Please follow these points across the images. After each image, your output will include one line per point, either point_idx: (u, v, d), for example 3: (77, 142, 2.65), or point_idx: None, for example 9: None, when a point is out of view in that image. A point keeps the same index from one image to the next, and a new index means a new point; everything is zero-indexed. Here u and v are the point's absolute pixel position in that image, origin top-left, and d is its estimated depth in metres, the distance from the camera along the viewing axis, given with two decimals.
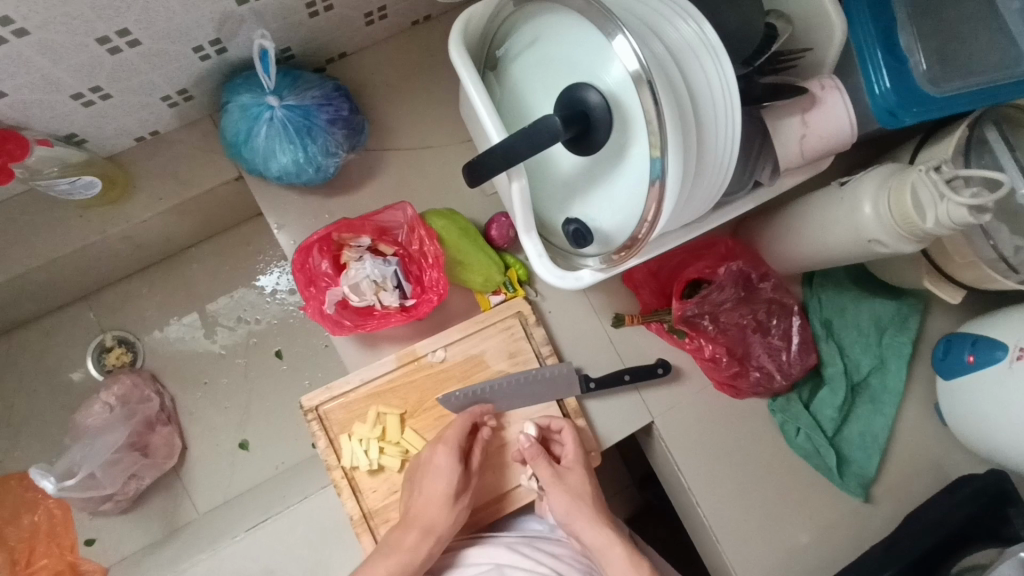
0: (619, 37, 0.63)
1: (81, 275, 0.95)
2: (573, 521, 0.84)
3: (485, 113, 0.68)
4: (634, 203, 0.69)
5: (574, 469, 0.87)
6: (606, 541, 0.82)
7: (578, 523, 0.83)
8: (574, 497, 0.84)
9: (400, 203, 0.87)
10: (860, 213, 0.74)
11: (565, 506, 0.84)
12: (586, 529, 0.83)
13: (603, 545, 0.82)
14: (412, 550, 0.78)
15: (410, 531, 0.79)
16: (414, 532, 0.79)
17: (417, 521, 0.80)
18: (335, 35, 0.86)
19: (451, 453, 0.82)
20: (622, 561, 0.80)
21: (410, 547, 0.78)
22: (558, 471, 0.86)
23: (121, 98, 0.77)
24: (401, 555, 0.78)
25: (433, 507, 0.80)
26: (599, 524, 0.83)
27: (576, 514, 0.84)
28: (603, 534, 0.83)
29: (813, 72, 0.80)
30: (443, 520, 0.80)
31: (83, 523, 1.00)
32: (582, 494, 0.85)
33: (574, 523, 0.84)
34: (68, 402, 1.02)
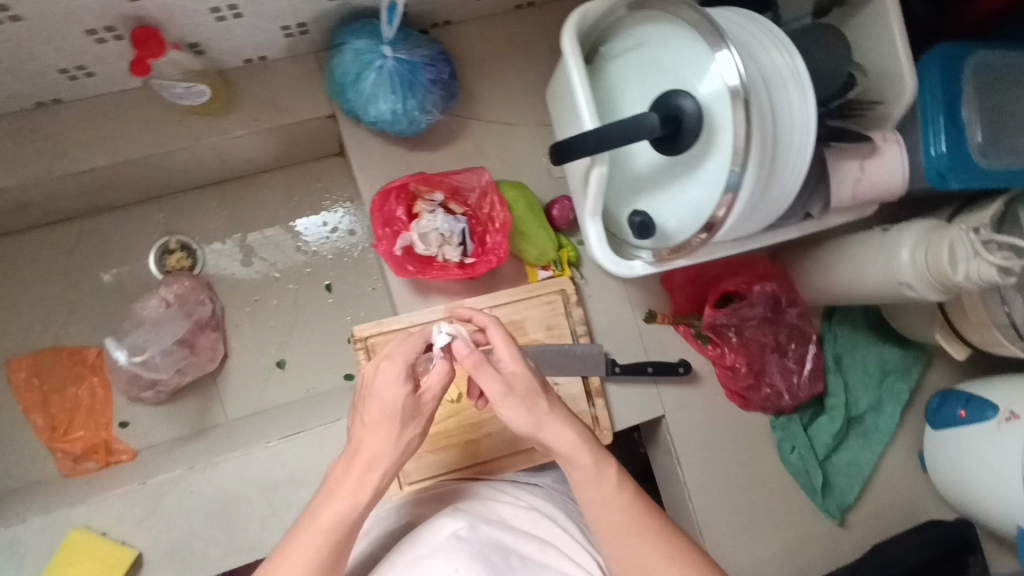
0: (722, 54, 0.69)
1: (164, 176, 1.01)
2: (534, 430, 0.67)
3: (584, 99, 0.76)
4: (702, 208, 0.76)
5: (520, 373, 0.66)
6: (572, 443, 0.67)
7: (539, 429, 0.66)
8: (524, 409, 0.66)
9: (477, 168, 0.94)
10: (897, 258, 0.81)
11: (525, 421, 0.66)
12: (552, 433, 0.67)
13: (552, 440, 0.67)
14: (355, 491, 0.61)
15: (346, 475, 0.62)
16: (352, 477, 0.62)
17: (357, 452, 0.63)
18: (448, 2, 0.92)
19: (398, 373, 0.63)
20: (587, 468, 0.67)
21: (359, 484, 0.62)
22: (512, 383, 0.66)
23: (250, 20, 0.83)
24: (350, 491, 0.61)
25: (375, 431, 0.63)
26: (565, 425, 0.68)
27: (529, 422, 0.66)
28: (572, 434, 0.68)
29: (876, 125, 0.87)
30: (383, 455, 0.63)
31: (121, 407, 1.04)
32: (537, 397, 0.67)
33: (541, 431, 0.67)
34: (124, 292, 1.07)
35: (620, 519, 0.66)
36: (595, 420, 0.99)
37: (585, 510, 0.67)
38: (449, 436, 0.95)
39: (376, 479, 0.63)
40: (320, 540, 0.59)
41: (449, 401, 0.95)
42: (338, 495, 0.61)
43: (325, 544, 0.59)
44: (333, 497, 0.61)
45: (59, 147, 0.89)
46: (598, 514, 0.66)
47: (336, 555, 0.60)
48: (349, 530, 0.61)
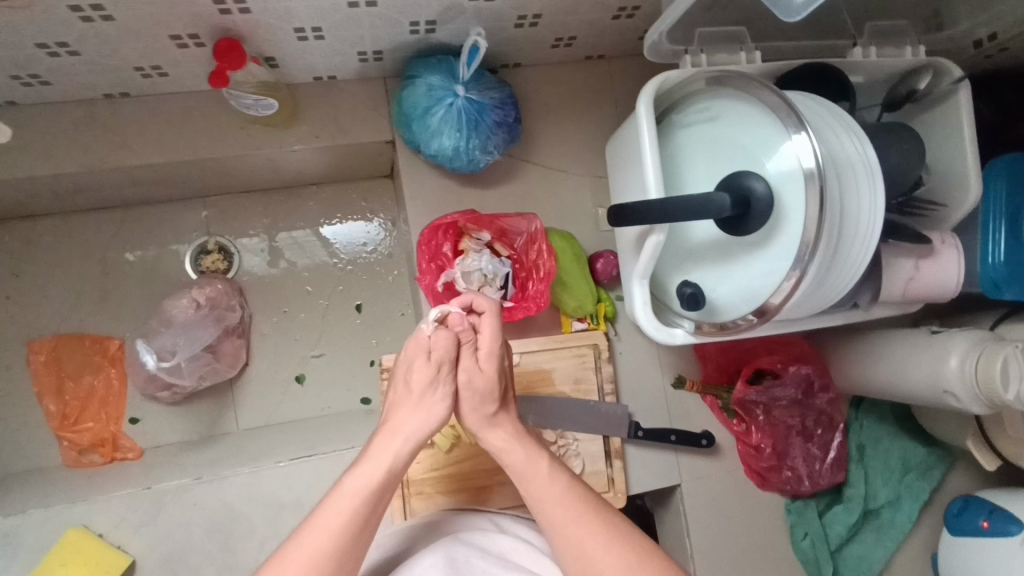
0: (799, 142, 0.69)
1: (214, 178, 1.01)
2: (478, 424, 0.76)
3: (652, 166, 0.75)
4: (756, 290, 0.75)
5: (488, 372, 0.73)
6: (504, 441, 0.75)
7: (477, 423, 0.76)
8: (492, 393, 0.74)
9: (529, 214, 0.93)
10: (944, 363, 0.80)
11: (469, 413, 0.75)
12: (490, 430, 0.76)
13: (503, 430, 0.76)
14: (384, 458, 0.69)
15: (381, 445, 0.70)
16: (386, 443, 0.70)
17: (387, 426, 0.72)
18: (523, 47, 0.93)
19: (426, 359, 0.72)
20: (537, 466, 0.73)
21: (387, 450, 0.70)
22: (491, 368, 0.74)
23: (330, 43, 0.83)
24: (378, 458, 0.69)
25: (402, 410, 0.73)
26: (501, 422, 0.76)
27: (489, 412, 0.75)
28: (505, 431, 0.76)
29: (935, 226, 0.87)
30: (411, 425, 0.72)
31: (133, 402, 1.03)
32: (488, 396, 0.74)
33: (480, 425, 0.76)
34: (155, 287, 1.06)
35: (568, 507, 0.70)
36: (610, 481, 0.97)
37: (535, 499, 0.72)
38: (461, 479, 0.92)
39: (401, 443, 0.71)
40: (353, 500, 0.66)
41: (467, 443, 0.93)
42: (364, 463, 0.69)
43: (354, 506, 0.66)
44: (363, 464, 0.69)
45: (120, 140, 0.89)
46: (549, 502, 0.71)
47: (364, 517, 0.66)
48: (377, 495, 0.67)
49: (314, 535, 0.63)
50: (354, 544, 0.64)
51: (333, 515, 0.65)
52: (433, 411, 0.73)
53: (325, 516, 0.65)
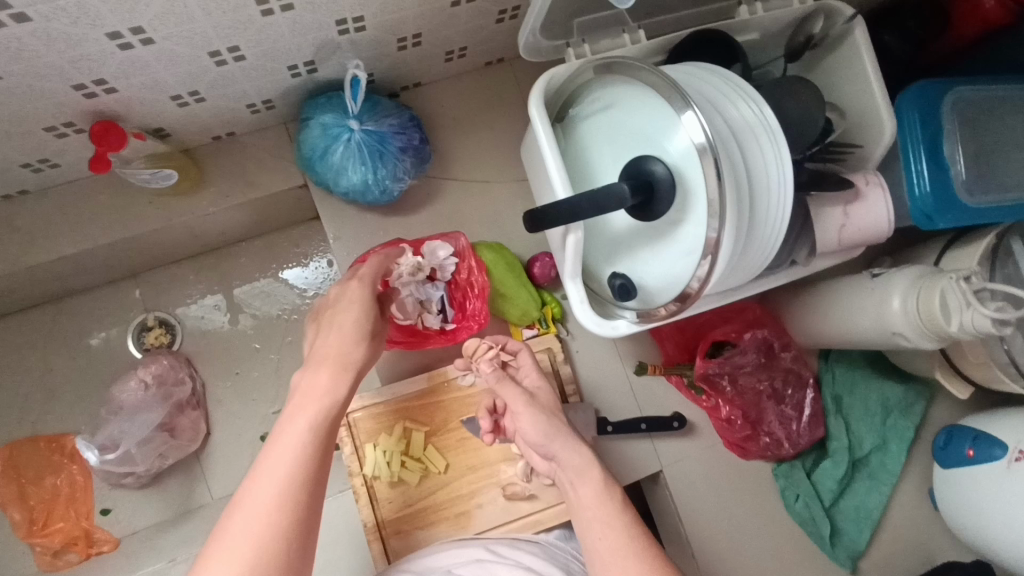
0: (687, 115, 0.67)
1: (137, 255, 1.00)
2: (550, 441, 0.77)
3: (554, 168, 0.74)
4: (681, 270, 0.73)
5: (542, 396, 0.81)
6: (581, 462, 0.74)
7: (551, 440, 0.76)
8: (538, 419, 0.78)
9: (453, 232, 0.92)
10: (888, 306, 0.79)
11: (541, 428, 0.77)
12: (563, 448, 0.76)
13: (568, 459, 0.75)
14: (329, 390, 0.65)
15: (322, 371, 0.66)
16: (325, 373, 0.66)
17: (320, 361, 0.68)
18: (415, 67, 0.92)
19: (368, 291, 0.75)
20: (591, 490, 0.72)
21: (329, 383, 0.66)
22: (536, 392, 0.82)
23: (214, 102, 0.82)
24: (316, 400, 0.64)
25: (342, 339, 0.70)
26: (579, 444, 0.76)
27: (547, 435, 0.77)
28: (581, 457, 0.75)
29: (860, 166, 0.85)
30: (356, 356, 0.69)
31: (103, 493, 1.02)
32: (555, 414, 0.79)
33: (552, 444, 0.76)
34: (102, 374, 1.04)
35: (614, 538, 0.68)
36: None
37: (584, 522, 0.71)
38: (438, 510, 0.91)
39: (346, 375, 0.68)
40: (301, 439, 0.61)
41: (437, 473, 0.92)
42: (306, 407, 0.63)
43: (302, 447, 0.60)
44: (307, 399, 0.64)
45: (27, 238, 0.87)
46: (598, 528, 0.69)
47: (318, 453, 0.61)
48: (323, 442, 0.62)
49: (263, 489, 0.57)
50: (306, 503, 0.58)
51: (283, 456, 0.59)
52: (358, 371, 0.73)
53: (269, 467, 0.58)
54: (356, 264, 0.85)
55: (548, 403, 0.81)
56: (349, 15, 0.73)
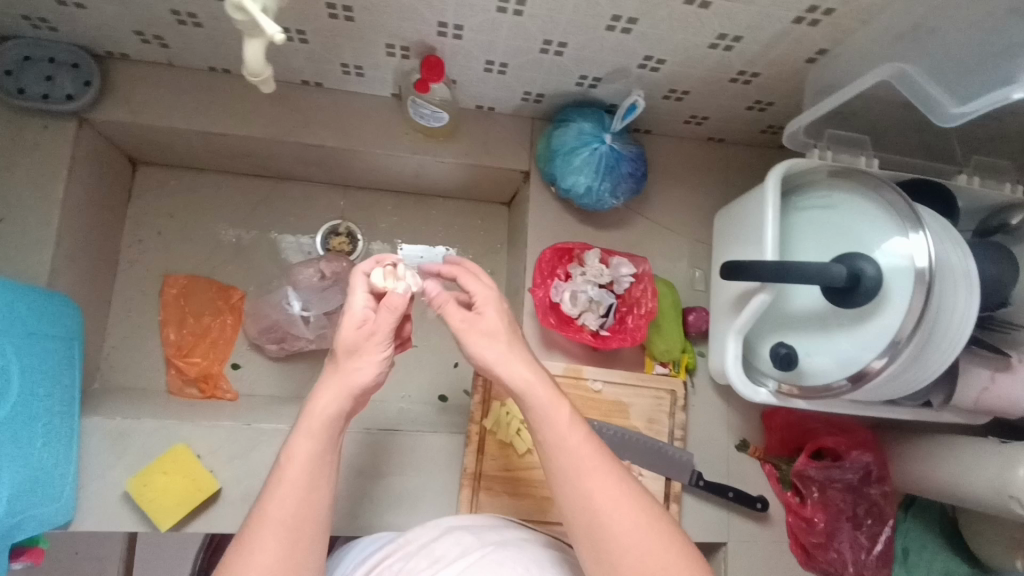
0: (911, 238, 0.78)
1: (364, 171, 1.14)
2: (498, 364, 0.67)
3: (770, 235, 0.86)
4: (847, 362, 0.83)
5: (491, 316, 0.69)
6: (555, 400, 0.65)
7: (500, 363, 0.67)
8: (525, 359, 0.68)
9: (638, 257, 1.04)
10: (1012, 472, 0.85)
11: (487, 348, 0.67)
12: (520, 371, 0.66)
13: (542, 398, 0.65)
14: (317, 456, 0.61)
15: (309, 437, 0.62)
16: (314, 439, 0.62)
17: (307, 419, 0.62)
18: (661, 117, 1.07)
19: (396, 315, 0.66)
20: (576, 442, 0.64)
21: (326, 428, 0.63)
22: (471, 319, 0.69)
23: (508, 79, 0.98)
24: (310, 463, 0.61)
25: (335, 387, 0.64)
26: (528, 361, 0.67)
27: (496, 354, 0.67)
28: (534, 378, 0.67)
29: (1014, 347, 0.93)
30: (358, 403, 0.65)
31: (239, 350, 1.12)
32: (503, 333, 0.69)
33: (498, 366, 0.67)
34: (284, 254, 1.17)
35: (613, 507, 0.60)
36: None
37: (561, 474, 0.63)
38: (529, 485, 0.98)
39: (339, 423, 0.63)
40: (297, 493, 0.60)
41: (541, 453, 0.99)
42: (303, 431, 0.62)
43: (299, 474, 0.60)
44: (300, 449, 0.61)
45: (308, 121, 1.03)
46: (592, 484, 0.61)
47: (313, 494, 0.61)
48: (327, 483, 0.62)
49: (263, 535, 0.57)
50: (318, 538, 0.60)
51: (287, 503, 0.59)
52: (361, 376, 0.64)
53: (275, 512, 0.59)
54: (555, 248, 1.02)
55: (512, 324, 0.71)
56: (655, 56, 0.89)
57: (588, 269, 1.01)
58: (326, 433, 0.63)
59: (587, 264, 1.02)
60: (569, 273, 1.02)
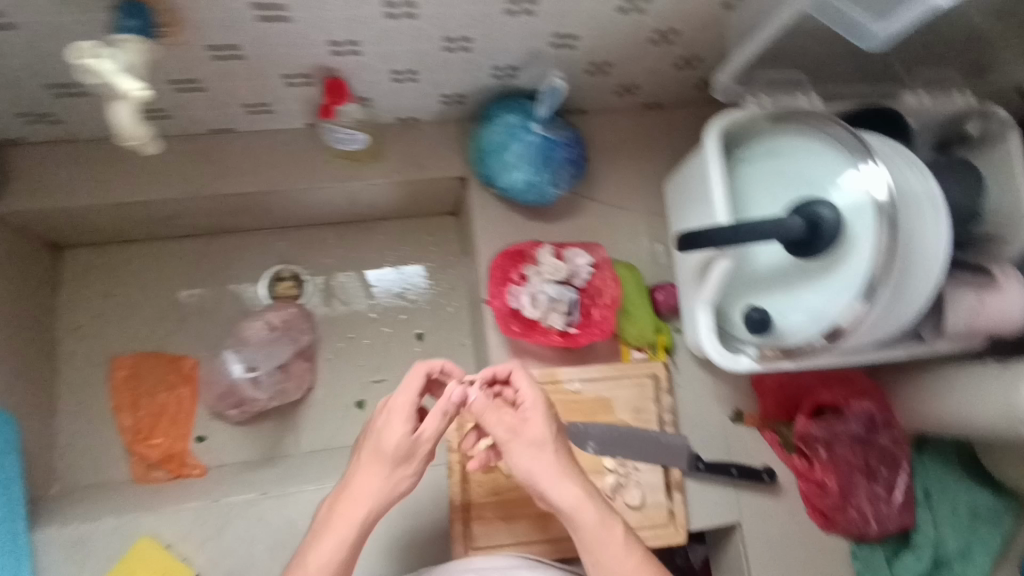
0: (866, 168, 0.74)
1: (296, 209, 1.08)
2: (546, 480, 0.71)
3: (720, 195, 0.81)
4: (824, 315, 0.77)
5: (535, 419, 0.74)
6: (576, 497, 0.71)
7: (541, 480, 0.71)
8: (561, 471, 0.72)
9: (593, 244, 0.99)
10: (1017, 391, 0.81)
11: (528, 466, 0.72)
12: (569, 494, 0.71)
13: (568, 493, 0.71)
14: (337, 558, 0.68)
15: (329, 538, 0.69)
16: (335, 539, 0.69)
17: (336, 519, 0.70)
18: (590, 94, 1.01)
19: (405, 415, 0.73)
20: (617, 540, 0.70)
21: (351, 526, 0.69)
22: (516, 426, 0.74)
23: (420, 85, 0.92)
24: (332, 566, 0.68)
25: (366, 477, 0.72)
26: (569, 477, 0.72)
27: (554, 473, 0.71)
28: (573, 490, 0.71)
29: (995, 259, 0.87)
30: (386, 493, 0.71)
31: (200, 421, 1.05)
32: (545, 445, 0.73)
33: (542, 483, 0.71)
34: (230, 311, 1.11)
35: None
36: (670, 514, 0.97)
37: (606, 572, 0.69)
38: (522, 505, 0.92)
39: (362, 515, 0.70)
40: None
41: None
42: (330, 532, 0.69)
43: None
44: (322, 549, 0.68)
45: (222, 170, 0.97)
46: (618, 563, 0.69)
47: None
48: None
49: None
50: None
51: None
52: (400, 487, 0.72)
53: None
54: (505, 252, 0.97)
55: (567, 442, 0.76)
56: (566, 33, 0.83)
57: (544, 266, 0.96)
58: (352, 527, 0.70)
59: (542, 261, 0.96)
60: (523, 275, 0.96)
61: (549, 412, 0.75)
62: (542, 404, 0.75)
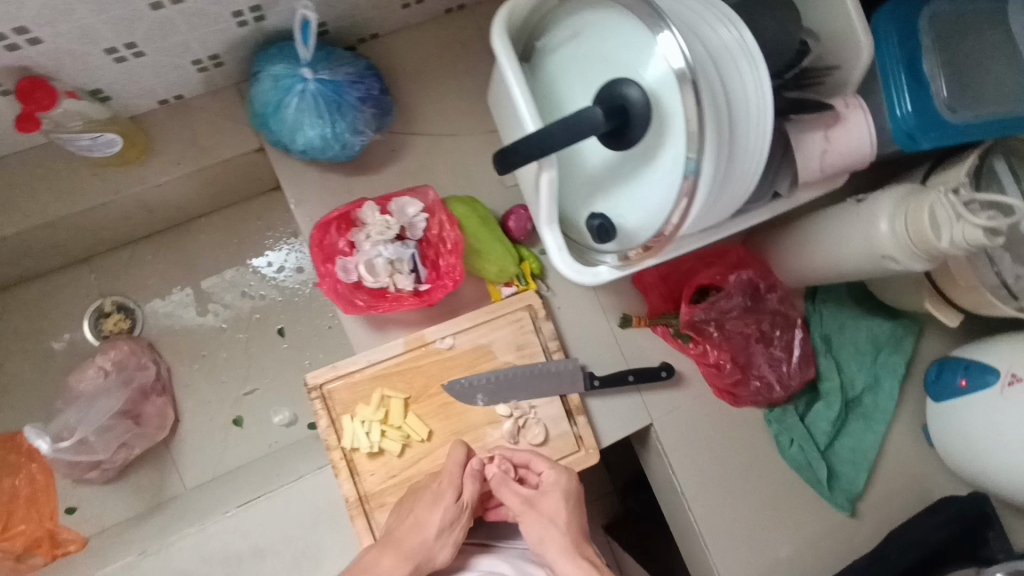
0: (664, 34, 0.64)
1: (86, 236, 0.93)
2: (540, 549, 0.77)
3: (521, 96, 0.69)
4: (662, 204, 0.70)
5: (554, 506, 0.80)
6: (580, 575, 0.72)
7: (546, 552, 0.76)
8: (551, 518, 0.78)
9: (421, 187, 0.87)
10: (875, 229, 0.75)
11: (536, 532, 0.77)
12: (557, 556, 0.75)
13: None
14: None
15: (386, 555, 0.74)
16: (390, 556, 0.74)
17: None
18: (372, 14, 0.86)
19: (454, 474, 0.81)
20: None
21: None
22: (531, 497, 0.81)
23: (153, 57, 0.75)
24: None
25: (412, 532, 0.76)
26: (573, 554, 0.74)
27: (535, 535, 0.77)
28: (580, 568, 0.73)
29: (838, 92, 0.81)
30: (423, 550, 0.75)
31: (65, 491, 0.96)
32: (556, 519, 0.78)
33: (545, 552, 0.76)
34: (58, 366, 0.98)
35: None
36: (578, 439, 0.93)
37: None
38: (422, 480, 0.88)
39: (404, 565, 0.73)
40: None
41: (420, 441, 0.88)
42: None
43: None
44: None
45: None
46: None
47: None
48: None
49: None
50: None
51: None
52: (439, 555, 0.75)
53: None
54: (324, 222, 0.85)
55: (574, 487, 0.83)
56: None
57: (373, 227, 0.85)
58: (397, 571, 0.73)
59: (370, 222, 0.85)
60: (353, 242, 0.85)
61: (567, 490, 0.82)
62: (561, 487, 0.82)
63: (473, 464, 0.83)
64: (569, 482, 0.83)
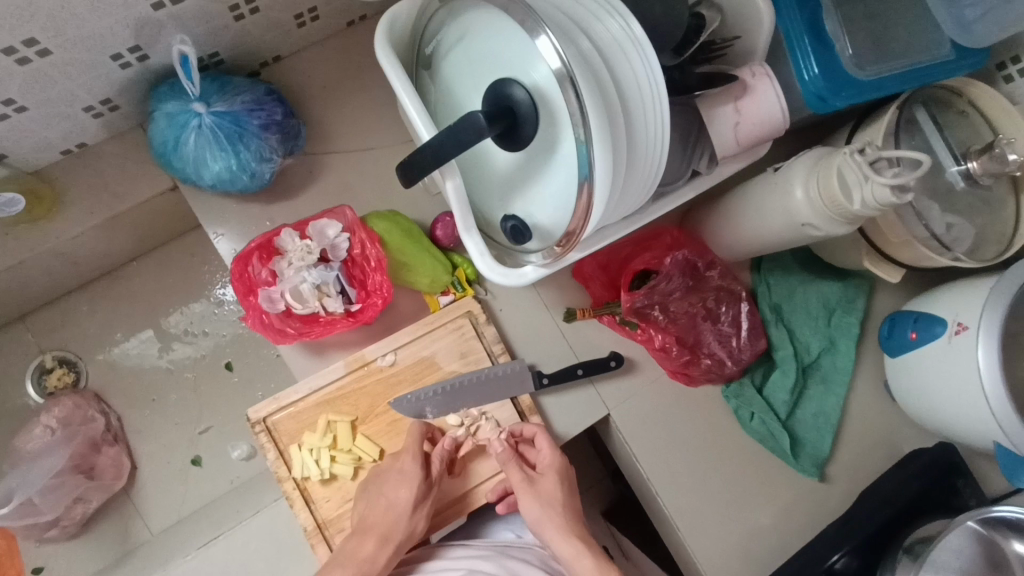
0: (541, 37, 0.61)
1: (14, 296, 0.92)
2: (542, 529, 0.81)
3: (410, 107, 0.67)
4: (567, 201, 0.68)
5: (548, 482, 0.84)
6: (575, 551, 0.78)
7: (547, 530, 0.80)
8: (545, 504, 0.82)
9: (339, 207, 0.86)
10: (792, 197, 0.74)
11: (534, 512, 0.81)
12: (558, 535, 0.80)
13: (568, 548, 0.79)
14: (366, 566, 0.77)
15: (366, 539, 0.79)
16: (371, 541, 0.79)
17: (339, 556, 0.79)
18: (267, 38, 0.84)
19: (415, 460, 0.83)
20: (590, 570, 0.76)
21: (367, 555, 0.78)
22: (531, 477, 0.84)
23: (38, 111, 0.74)
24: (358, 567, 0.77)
25: (381, 513, 0.80)
26: (571, 534, 0.79)
27: (535, 516, 0.81)
28: (574, 545, 0.79)
29: (744, 61, 0.81)
30: (399, 529, 0.80)
31: (29, 550, 0.95)
32: (552, 501, 0.82)
33: (545, 532, 0.81)
34: (8, 428, 0.98)
35: None
36: None
37: None
38: None
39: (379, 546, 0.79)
40: None
41: (372, 461, 0.87)
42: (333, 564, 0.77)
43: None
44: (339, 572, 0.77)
45: None
46: None
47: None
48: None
49: None
50: None
51: None
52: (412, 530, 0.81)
53: None
54: (243, 255, 0.83)
55: (566, 468, 0.87)
56: None
57: (294, 252, 0.83)
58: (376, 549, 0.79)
59: (291, 248, 0.83)
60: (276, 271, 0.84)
61: (563, 471, 0.86)
62: (558, 467, 0.85)
63: (445, 443, 0.86)
64: (560, 463, 0.86)
